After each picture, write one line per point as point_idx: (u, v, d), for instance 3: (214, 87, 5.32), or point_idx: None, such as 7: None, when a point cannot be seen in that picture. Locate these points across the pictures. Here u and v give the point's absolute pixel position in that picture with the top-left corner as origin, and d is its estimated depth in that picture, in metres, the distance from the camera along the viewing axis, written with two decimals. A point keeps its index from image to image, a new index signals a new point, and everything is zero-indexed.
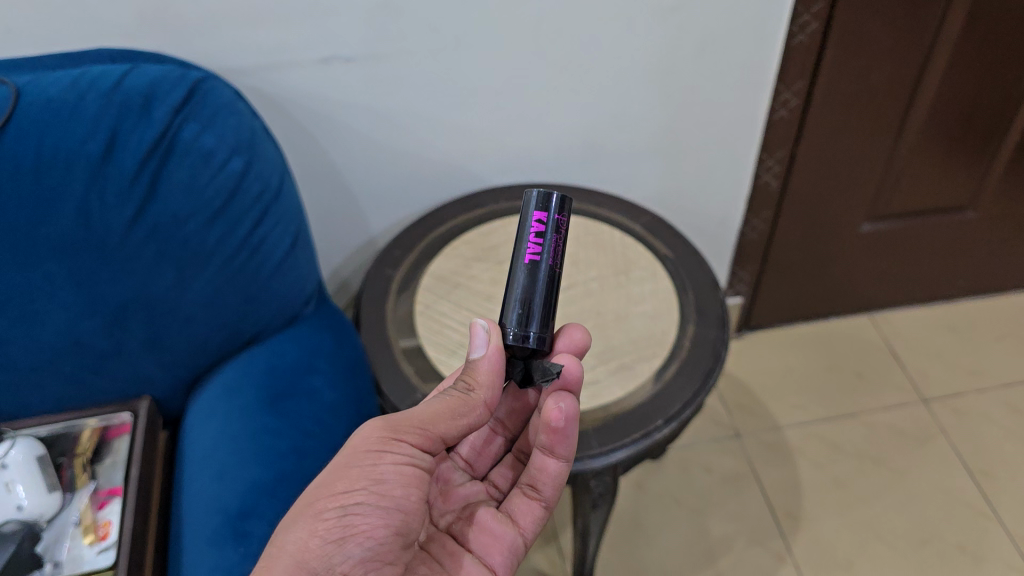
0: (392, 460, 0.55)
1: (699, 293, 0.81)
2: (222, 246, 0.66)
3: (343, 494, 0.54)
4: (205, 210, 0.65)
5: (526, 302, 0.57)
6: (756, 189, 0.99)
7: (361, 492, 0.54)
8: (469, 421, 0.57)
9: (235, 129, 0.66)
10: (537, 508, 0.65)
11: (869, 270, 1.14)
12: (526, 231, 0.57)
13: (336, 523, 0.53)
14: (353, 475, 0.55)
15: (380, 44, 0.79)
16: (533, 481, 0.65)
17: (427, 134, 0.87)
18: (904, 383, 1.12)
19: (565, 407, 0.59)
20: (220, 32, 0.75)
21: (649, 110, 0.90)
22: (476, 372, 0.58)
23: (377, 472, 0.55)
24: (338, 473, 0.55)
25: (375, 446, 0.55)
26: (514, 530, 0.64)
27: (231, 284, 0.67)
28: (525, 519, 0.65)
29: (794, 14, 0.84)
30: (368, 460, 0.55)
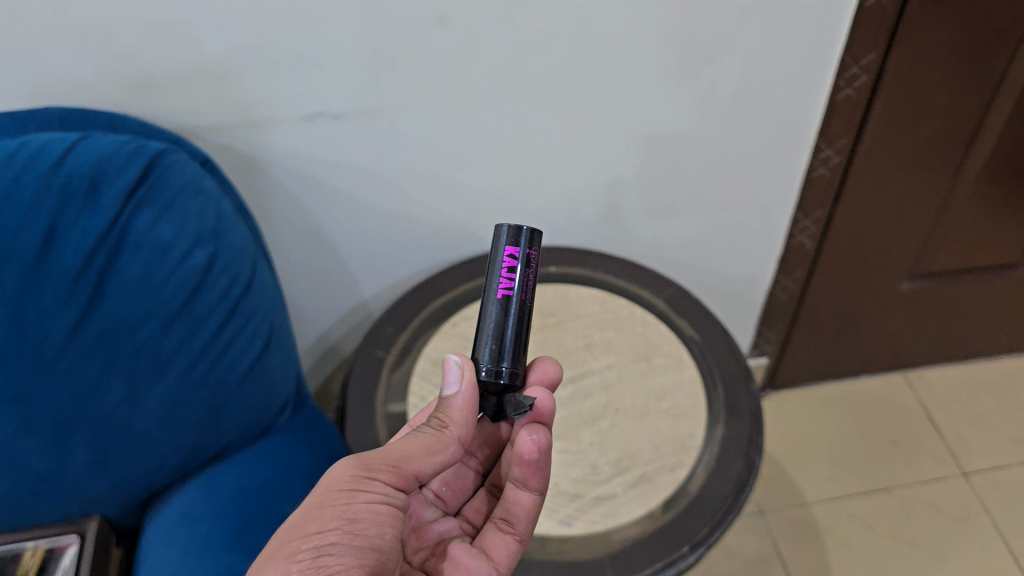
0: (366, 498, 0.47)
1: (728, 383, 0.71)
2: (182, 353, 0.56)
3: (316, 534, 0.45)
4: (162, 311, 0.55)
5: (499, 337, 0.53)
6: (789, 248, 0.90)
7: (335, 532, 0.45)
8: (446, 458, 0.51)
9: (198, 216, 0.57)
10: (513, 543, 0.56)
11: (906, 329, 1.04)
12: (497, 266, 0.53)
13: (307, 564, 0.43)
14: (325, 515, 0.45)
15: (371, 100, 0.69)
16: (507, 512, 0.56)
17: (424, 196, 0.78)
18: (941, 452, 1.03)
19: (537, 439, 0.53)
20: (188, 87, 0.65)
21: (674, 168, 0.80)
22: (449, 408, 0.52)
23: (352, 509, 0.46)
24: (306, 514, 0.46)
25: (347, 485, 0.47)
26: (491, 565, 0.55)
27: (192, 395, 0.57)
28: (500, 554, 0.55)
29: (841, 67, 0.74)
30: (340, 498, 0.46)
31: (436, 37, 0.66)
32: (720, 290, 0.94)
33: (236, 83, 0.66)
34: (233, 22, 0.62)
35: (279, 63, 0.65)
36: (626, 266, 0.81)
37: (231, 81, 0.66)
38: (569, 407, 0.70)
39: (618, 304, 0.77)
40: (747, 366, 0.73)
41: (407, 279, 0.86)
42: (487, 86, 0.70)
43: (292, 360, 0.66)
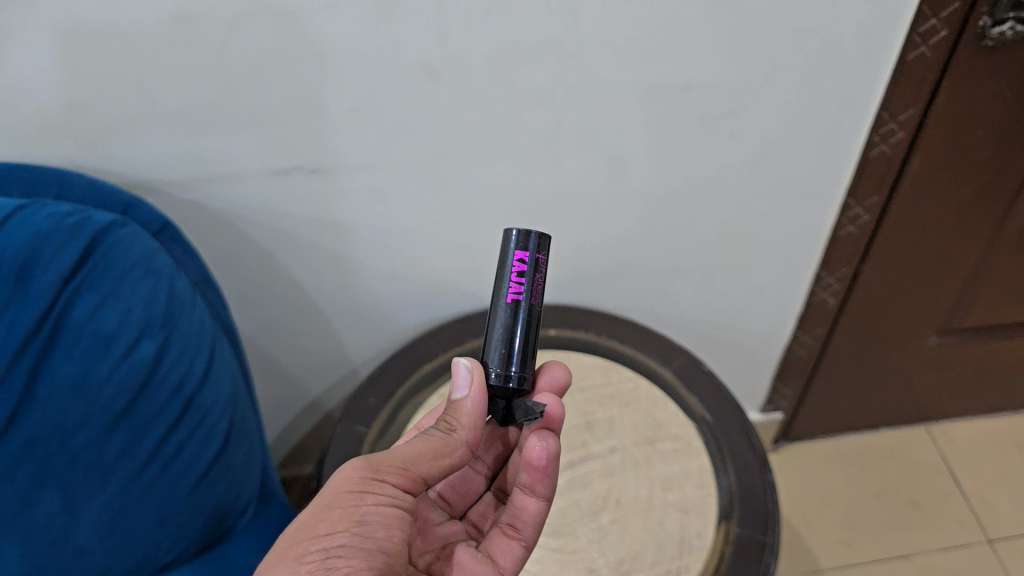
0: (375, 500, 0.46)
1: (742, 473, 0.65)
2: (126, 459, 0.48)
3: (325, 536, 0.44)
4: (102, 414, 0.47)
5: (508, 341, 0.52)
6: (811, 305, 0.83)
7: (344, 533, 0.44)
8: (454, 460, 0.50)
9: (147, 301, 0.51)
10: (519, 549, 0.55)
11: (932, 384, 0.97)
12: (506, 272, 0.52)
13: (317, 565, 0.43)
14: (333, 516, 0.45)
15: (352, 154, 0.62)
16: (513, 518, 0.56)
17: (412, 252, 0.71)
18: (965, 516, 0.96)
19: (546, 446, 0.52)
20: (148, 138, 0.59)
21: (687, 226, 0.73)
22: (458, 411, 0.51)
23: (358, 511, 0.45)
24: (315, 515, 0.45)
25: (354, 487, 0.46)
26: (494, 570, 0.54)
27: (138, 506, 0.49)
28: (505, 558, 0.55)
29: (876, 122, 0.66)
30: (348, 501, 0.45)
31: (423, 87, 0.59)
32: (734, 346, 0.88)
33: (200, 134, 0.59)
34: (195, 70, 0.55)
35: (247, 114, 0.58)
36: (635, 330, 0.74)
37: (195, 133, 0.59)
38: (565, 498, 0.63)
39: (623, 377, 0.71)
40: (764, 452, 0.66)
41: (395, 336, 0.79)
42: (481, 139, 0.63)
43: (254, 455, 0.59)
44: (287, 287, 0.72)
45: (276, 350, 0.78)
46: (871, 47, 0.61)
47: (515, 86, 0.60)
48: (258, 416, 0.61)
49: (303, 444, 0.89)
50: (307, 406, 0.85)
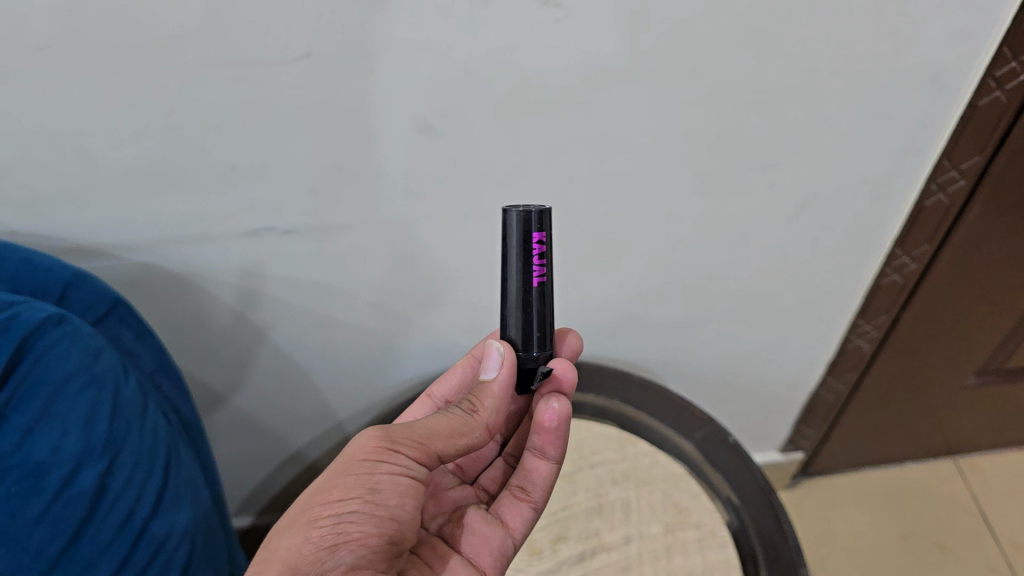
0: (392, 470, 0.42)
1: (773, 561, 0.58)
2: None
3: (337, 501, 0.40)
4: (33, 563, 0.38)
5: (539, 322, 0.46)
6: (843, 352, 0.75)
7: (357, 499, 0.40)
8: (472, 440, 0.46)
9: (86, 421, 0.42)
10: (529, 513, 0.53)
11: (963, 419, 0.91)
12: (521, 258, 0.44)
13: (328, 531, 0.39)
14: (348, 482, 0.41)
15: (335, 215, 0.54)
16: (523, 480, 0.53)
17: (402, 309, 0.63)
18: (995, 560, 0.90)
19: (560, 408, 0.50)
20: (93, 202, 0.50)
21: (713, 280, 0.65)
22: (483, 393, 0.48)
23: (375, 479, 0.41)
24: (329, 479, 0.42)
25: (371, 454, 0.42)
26: (502, 531, 0.51)
27: None
28: (514, 520, 0.52)
29: (936, 170, 0.58)
30: (365, 468, 0.41)
31: (415, 142, 0.50)
32: (757, 393, 0.80)
33: (153, 197, 0.50)
34: (144, 128, 0.46)
35: (209, 175, 0.50)
36: (652, 395, 0.69)
37: (146, 195, 0.50)
38: None
39: (639, 451, 0.65)
40: (798, 539, 0.59)
41: (387, 389, 0.72)
42: (482, 197, 0.54)
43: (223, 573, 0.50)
44: (264, 347, 0.64)
45: (257, 408, 0.70)
46: (941, 91, 0.52)
47: (522, 140, 0.51)
48: (224, 520, 0.52)
49: (285, 491, 0.83)
50: (287, 457, 0.78)
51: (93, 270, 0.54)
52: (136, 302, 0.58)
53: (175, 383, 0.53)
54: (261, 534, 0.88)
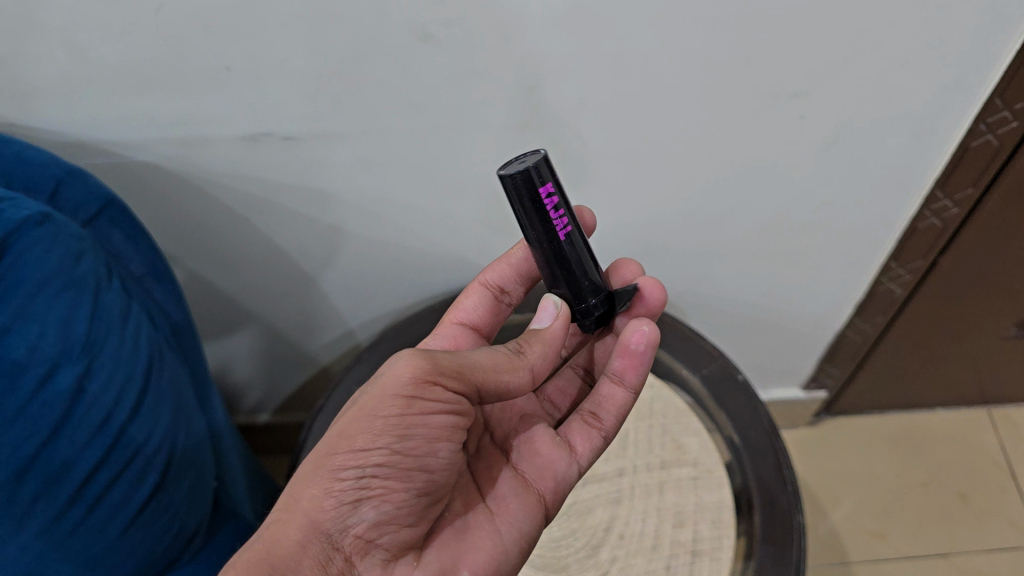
0: (421, 410, 0.40)
1: (769, 510, 0.57)
2: (35, 510, 0.39)
3: (362, 451, 0.39)
4: (4, 464, 0.37)
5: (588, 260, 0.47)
6: (874, 293, 0.72)
7: (380, 450, 0.39)
8: (514, 381, 0.44)
9: (64, 323, 0.41)
10: (599, 440, 0.51)
11: (1001, 367, 0.89)
12: (539, 220, 0.44)
13: (351, 484, 0.39)
14: (375, 426, 0.40)
15: (337, 122, 0.52)
16: (596, 405, 0.52)
17: (410, 224, 0.62)
18: (1018, 516, 0.91)
19: (648, 330, 0.49)
20: (85, 96, 0.48)
21: (737, 212, 0.62)
22: (533, 338, 0.46)
23: (399, 425, 0.39)
24: (356, 418, 0.40)
25: (397, 395, 0.40)
26: (569, 458, 0.49)
27: (56, 556, 0.41)
28: (583, 446, 0.50)
29: (984, 109, 0.53)
30: (393, 409, 0.40)
31: (414, 52, 0.47)
32: (781, 327, 0.79)
33: (147, 95, 0.49)
34: (132, 25, 0.44)
35: (202, 76, 0.48)
36: (665, 326, 0.68)
37: (141, 93, 0.49)
38: (561, 527, 0.56)
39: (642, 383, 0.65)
40: (796, 485, 0.59)
41: (401, 301, 0.72)
42: (488, 114, 0.52)
43: (202, 483, 0.50)
44: (269, 252, 0.64)
45: (272, 307, 0.71)
46: (995, 25, 0.47)
47: (531, 58, 0.48)
48: (205, 434, 0.53)
49: (302, 391, 0.85)
50: (301, 358, 0.79)
51: (94, 168, 0.54)
52: (132, 201, 0.58)
53: (166, 288, 0.54)
54: (280, 428, 0.91)
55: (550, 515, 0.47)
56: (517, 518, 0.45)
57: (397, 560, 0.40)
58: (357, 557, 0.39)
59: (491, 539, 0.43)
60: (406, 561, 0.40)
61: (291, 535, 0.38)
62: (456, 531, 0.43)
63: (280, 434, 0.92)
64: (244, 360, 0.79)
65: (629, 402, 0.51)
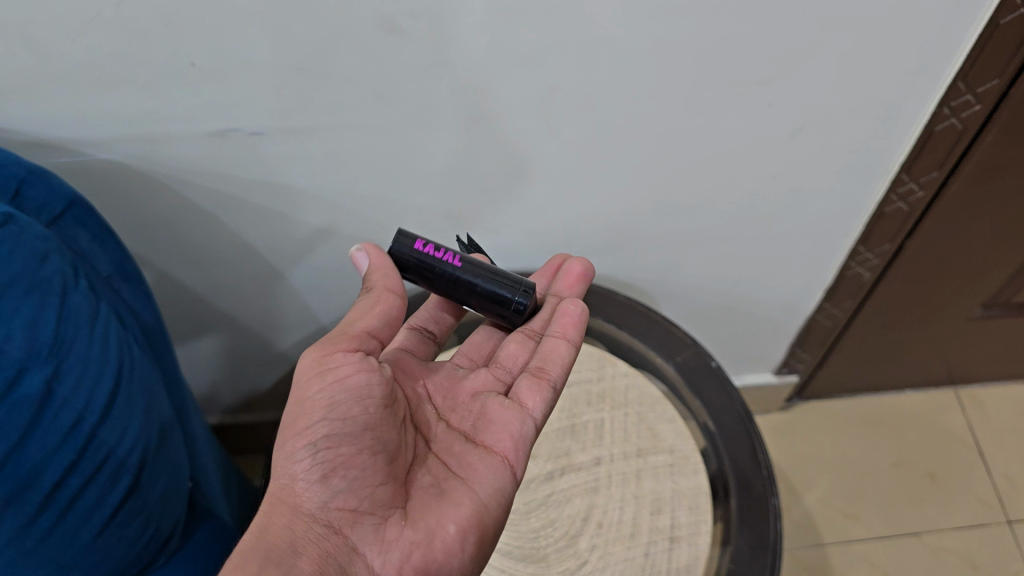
0: (336, 376, 0.43)
1: (744, 494, 0.58)
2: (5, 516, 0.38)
3: (306, 430, 0.42)
4: None
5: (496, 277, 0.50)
6: (842, 278, 0.73)
7: (321, 424, 0.42)
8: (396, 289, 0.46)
9: (30, 325, 0.40)
10: (548, 391, 0.52)
11: (967, 348, 0.90)
12: (432, 265, 0.49)
13: (311, 463, 0.42)
14: (307, 406, 0.43)
15: (307, 116, 0.51)
16: (541, 360, 0.53)
17: (381, 218, 0.62)
18: (986, 493, 0.93)
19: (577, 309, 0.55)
20: (47, 95, 0.47)
21: (708, 199, 0.63)
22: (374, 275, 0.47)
23: (327, 395, 0.43)
24: (292, 409, 0.44)
25: (311, 374, 0.44)
26: (521, 414, 0.50)
27: (27, 564, 0.40)
28: (533, 400, 0.51)
29: (949, 93, 0.54)
30: (314, 387, 0.43)
31: (382, 43, 0.46)
32: (753, 312, 0.80)
33: (108, 91, 0.48)
34: (92, 21, 0.43)
35: (165, 71, 0.47)
36: (638, 315, 0.69)
37: (103, 89, 0.48)
38: (540, 517, 0.56)
39: (617, 371, 0.65)
40: (770, 469, 0.59)
41: None
42: (455, 106, 0.51)
43: (176, 483, 0.50)
44: (237, 249, 0.63)
45: (243, 305, 0.71)
46: (959, 7, 0.48)
47: (499, 47, 0.47)
48: (179, 435, 0.52)
49: (275, 388, 0.84)
50: (272, 355, 0.78)
51: (58, 168, 0.53)
52: (98, 202, 0.57)
53: (135, 287, 0.53)
54: (255, 427, 0.90)
55: (519, 475, 0.49)
56: (489, 478, 0.46)
57: (387, 520, 0.43)
58: (347, 527, 0.42)
59: (469, 497, 0.45)
60: (395, 520, 0.43)
61: (278, 520, 0.41)
62: (433, 494, 0.45)
63: (255, 433, 0.92)
64: (216, 360, 0.78)
65: (574, 355, 0.53)
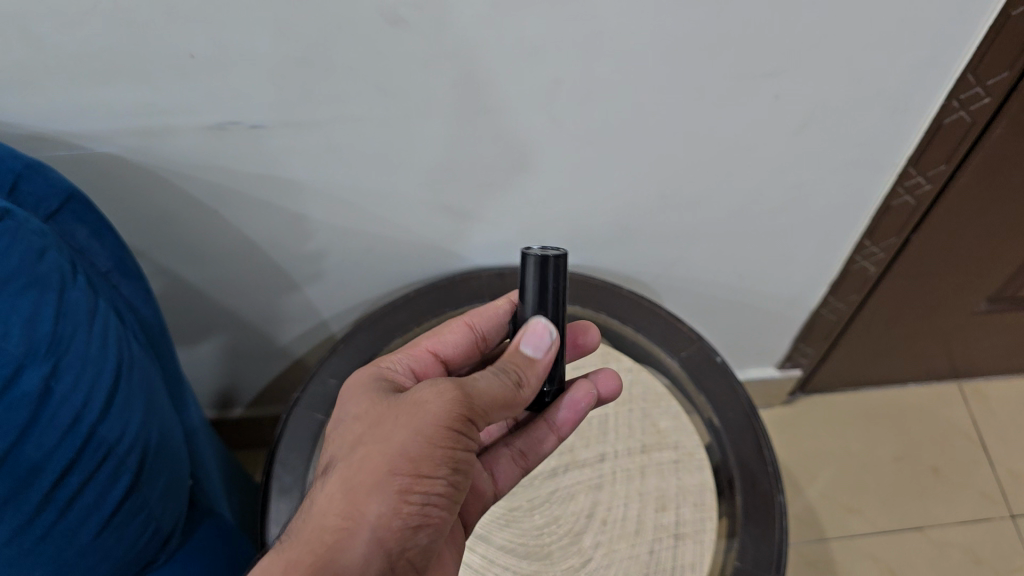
0: (468, 445, 0.42)
1: (750, 490, 0.57)
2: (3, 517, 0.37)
3: (429, 479, 0.40)
4: None
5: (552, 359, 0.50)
6: (847, 272, 0.73)
7: (442, 483, 0.40)
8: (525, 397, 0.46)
9: (29, 322, 0.40)
10: (518, 474, 0.53)
11: (970, 342, 0.90)
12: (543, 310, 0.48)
13: (416, 510, 0.39)
14: (435, 455, 0.40)
15: (307, 109, 0.50)
16: (526, 444, 0.53)
17: (383, 212, 0.61)
18: (988, 488, 0.93)
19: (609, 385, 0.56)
20: (44, 88, 0.47)
21: (712, 193, 0.62)
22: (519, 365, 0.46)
23: (457, 460, 0.41)
24: (409, 441, 0.40)
25: (455, 426, 0.41)
26: (491, 489, 0.51)
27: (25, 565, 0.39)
28: (504, 481, 0.52)
29: (958, 86, 0.53)
30: (449, 443, 0.41)
31: (384, 36, 0.46)
32: (757, 306, 0.79)
33: (107, 84, 0.47)
34: (90, 13, 0.42)
35: (164, 64, 0.46)
36: (642, 310, 0.68)
37: (101, 82, 0.47)
38: (543, 515, 0.55)
39: (621, 367, 0.64)
40: (776, 465, 0.59)
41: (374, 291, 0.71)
42: (458, 99, 0.51)
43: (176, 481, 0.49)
44: (237, 244, 0.63)
45: (244, 300, 0.70)
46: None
47: (505, 40, 0.47)
48: (179, 432, 0.52)
49: (275, 383, 0.84)
50: (272, 350, 0.78)
51: (56, 161, 0.52)
52: (96, 195, 0.56)
53: (133, 282, 0.53)
54: (253, 421, 0.90)
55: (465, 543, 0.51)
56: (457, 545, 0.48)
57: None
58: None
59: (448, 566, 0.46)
60: None
61: (358, 546, 0.37)
62: None
63: (256, 428, 0.91)
64: (215, 355, 0.78)
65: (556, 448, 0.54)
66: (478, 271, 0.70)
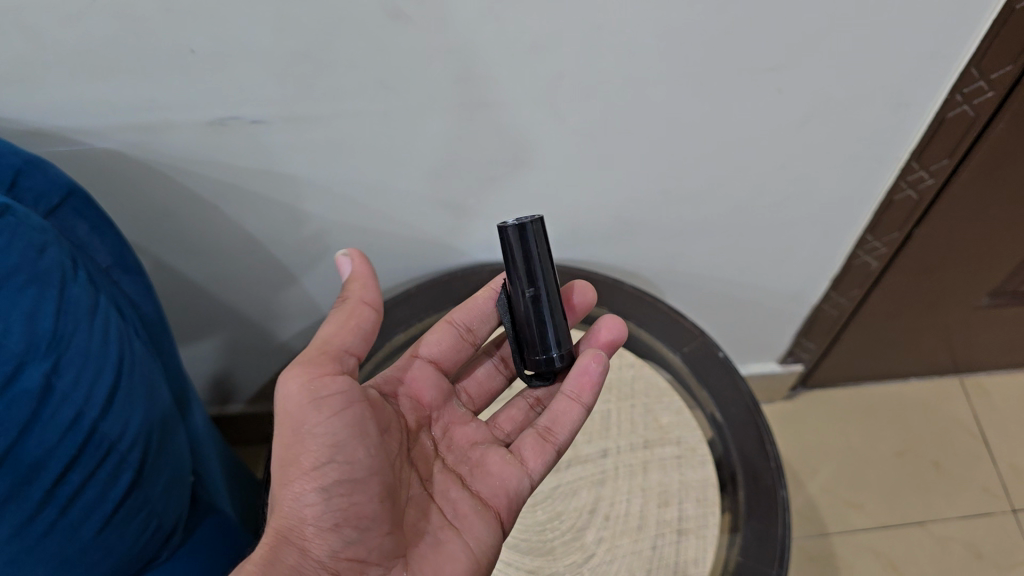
0: (332, 411, 0.43)
1: (752, 486, 0.57)
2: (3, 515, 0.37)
3: (314, 473, 0.42)
4: None
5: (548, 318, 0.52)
6: (850, 266, 0.72)
7: (329, 466, 0.43)
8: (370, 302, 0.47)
9: (29, 318, 0.39)
10: (551, 453, 0.52)
11: (972, 336, 0.90)
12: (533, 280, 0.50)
13: (320, 509, 0.42)
14: (310, 445, 0.43)
15: (308, 104, 0.50)
16: (551, 420, 0.52)
17: (384, 208, 0.61)
18: (990, 482, 0.92)
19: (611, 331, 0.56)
20: (43, 84, 0.46)
21: (715, 188, 0.62)
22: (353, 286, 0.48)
23: (332, 433, 0.43)
24: (290, 445, 0.43)
25: (304, 403, 0.43)
26: (521, 471, 0.50)
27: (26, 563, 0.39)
28: (535, 461, 0.51)
29: (961, 79, 0.53)
30: (315, 421, 0.43)
31: (384, 30, 0.45)
32: (759, 301, 0.79)
33: (106, 79, 0.47)
34: (89, 8, 0.42)
35: (163, 59, 0.46)
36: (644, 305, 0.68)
37: (100, 77, 0.47)
38: (547, 510, 0.55)
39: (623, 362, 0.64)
40: (779, 460, 0.59)
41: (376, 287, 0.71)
42: (460, 94, 0.51)
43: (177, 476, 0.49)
44: (238, 240, 0.63)
45: (245, 296, 0.70)
46: None
47: (506, 34, 0.47)
48: (179, 428, 0.51)
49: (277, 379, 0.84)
50: (274, 346, 0.78)
51: (55, 158, 0.52)
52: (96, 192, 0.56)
53: (134, 279, 0.52)
54: (256, 418, 0.90)
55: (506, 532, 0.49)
56: (483, 532, 0.47)
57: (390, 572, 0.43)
58: None
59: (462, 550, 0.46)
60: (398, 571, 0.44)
61: (286, 558, 0.41)
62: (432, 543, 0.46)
63: (258, 424, 0.91)
64: (216, 351, 0.77)
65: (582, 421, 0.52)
66: (480, 266, 0.69)
